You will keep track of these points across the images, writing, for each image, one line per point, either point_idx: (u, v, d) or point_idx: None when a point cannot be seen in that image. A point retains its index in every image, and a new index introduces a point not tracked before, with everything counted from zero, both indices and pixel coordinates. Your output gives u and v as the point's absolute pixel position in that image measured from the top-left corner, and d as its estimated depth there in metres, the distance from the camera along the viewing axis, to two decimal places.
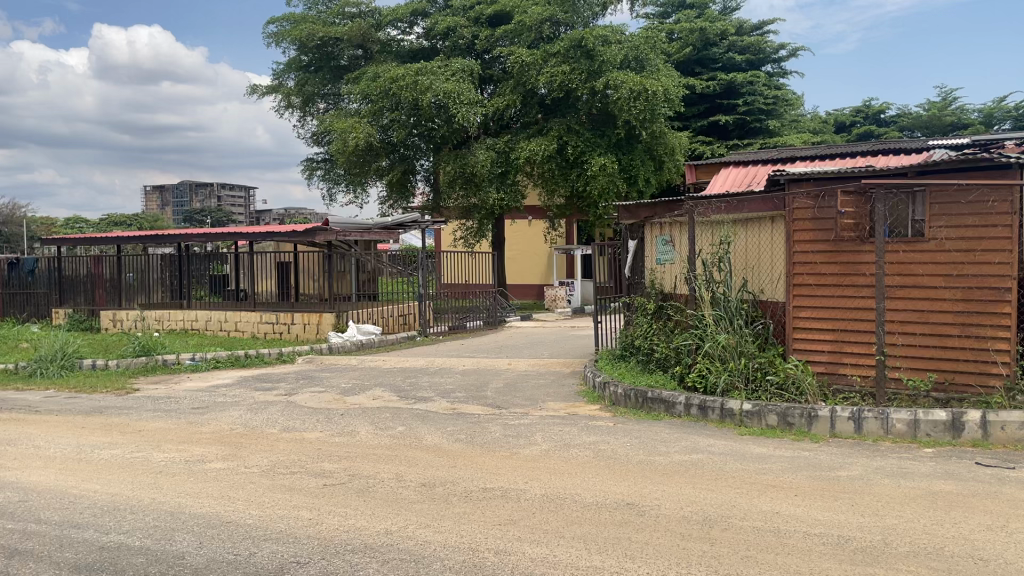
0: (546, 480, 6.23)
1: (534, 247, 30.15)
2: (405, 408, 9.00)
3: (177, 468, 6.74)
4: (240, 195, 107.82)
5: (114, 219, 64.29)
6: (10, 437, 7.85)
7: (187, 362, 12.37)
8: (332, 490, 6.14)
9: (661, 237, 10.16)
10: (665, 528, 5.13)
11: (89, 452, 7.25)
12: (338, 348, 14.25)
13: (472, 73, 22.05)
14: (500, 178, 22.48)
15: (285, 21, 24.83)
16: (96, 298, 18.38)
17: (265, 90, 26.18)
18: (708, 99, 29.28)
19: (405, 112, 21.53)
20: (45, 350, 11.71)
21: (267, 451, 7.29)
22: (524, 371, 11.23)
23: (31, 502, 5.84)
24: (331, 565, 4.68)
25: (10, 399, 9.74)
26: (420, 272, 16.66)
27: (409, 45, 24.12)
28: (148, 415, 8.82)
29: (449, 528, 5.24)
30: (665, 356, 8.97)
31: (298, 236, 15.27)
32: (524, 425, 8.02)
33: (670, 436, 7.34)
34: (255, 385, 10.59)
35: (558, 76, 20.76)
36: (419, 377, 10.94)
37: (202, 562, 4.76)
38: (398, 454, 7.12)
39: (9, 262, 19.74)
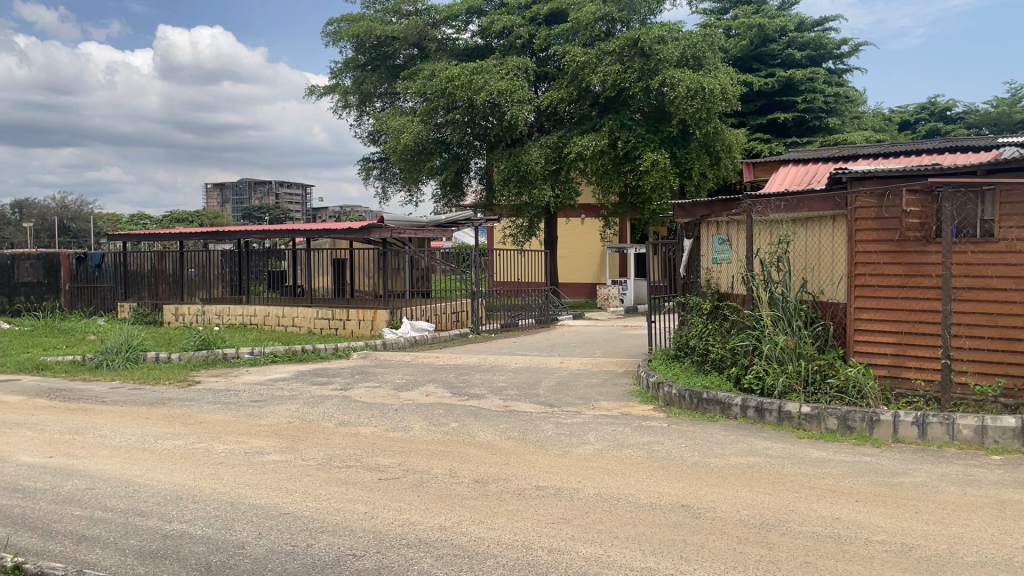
0: (601, 480, 6.19)
1: (588, 246, 30.03)
2: (458, 405, 9.04)
3: (237, 459, 6.89)
4: (298, 193, 110.03)
5: (178, 216, 66.35)
6: (79, 426, 8.12)
7: (246, 355, 12.62)
8: (387, 484, 6.20)
9: (719, 236, 10.01)
10: (721, 531, 5.06)
11: (153, 442, 7.45)
12: (391, 344, 14.37)
13: (527, 71, 22.03)
14: (554, 175, 22.47)
15: (343, 21, 25.19)
16: (159, 292, 18.89)
17: (323, 90, 26.57)
18: (766, 96, 28.83)
19: (459, 111, 21.62)
20: (111, 343, 12.10)
21: (323, 445, 7.40)
22: (577, 370, 11.19)
23: (99, 490, 6.03)
24: (386, 558, 4.73)
25: (79, 388, 10.09)
26: (473, 271, 16.66)
27: (464, 44, 24.21)
28: (209, 407, 9.04)
29: (503, 525, 5.25)
30: (720, 357, 8.84)
31: (354, 233, 15.49)
32: (577, 424, 7.99)
33: (727, 438, 7.24)
34: (311, 379, 10.77)
35: (612, 75, 20.62)
36: (472, 374, 10.98)
37: (262, 552, 4.85)
38: (452, 450, 7.16)
39: (76, 257, 20.17)
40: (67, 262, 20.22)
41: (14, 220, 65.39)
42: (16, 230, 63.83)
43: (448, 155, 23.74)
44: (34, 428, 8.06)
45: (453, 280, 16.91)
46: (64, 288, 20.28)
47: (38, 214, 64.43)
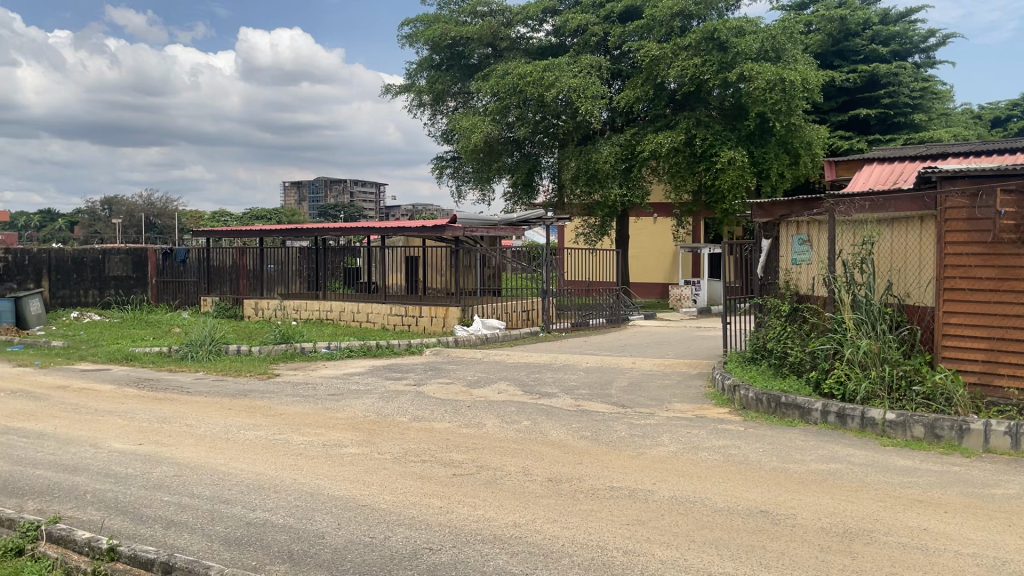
0: (676, 482, 6.11)
1: (659, 246, 29.72)
2: (530, 404, 9.05)
3: (316, 451, 7.05)
4: (372, 192, 112.08)
5: (258, 213, 68.40)
6: (166, 415, 8.43)
7: (323, 350, 12.93)
8: (461, 480, 6.26)
9: (798, 236, 9.79)
10: (802, 538, 4.95)
11: (236, 432, 7.69)
12: (463, 341, 14.49)
13: (601, 69, 21.94)
14: (625, 173, 22.27)
15: (418, 21, 25.46)
16: (240, 287, 19.51)
17: (398, 90, 26.93)
18: (849, 92, 28.06)
19: (531, 108, 21.64)
20: (196, 335, 12.52)
21: (399, 439, 7.51)
22: (649, 371, 11.09)
23: (186, 477, 6.25)
24: (462, 553, 4.77)
25: (165, 379, 10.48)
26: (544, 269, 16.84)
27: (538, 43, 24.29)
28: (289, 399, 9.28)
29: (577, 524, 5.24)
30: (799, 360, 8.63)
31: (429, 231, 15.69)
32: (650, 425, 7.92)
33: (806, 443, 7.07)
34: (386, 374, 10.96)
35: (689, 70, 20.33)
36: (544, 373, 10.99)
37: (341, 543, 4.95)
38: (525, 448, 7.17)
39: (163, 253, 21.03)
40: (154, 257, 20.98)
41: (105, 216, 68.49)
42: (107, 226, 66.91)
43: (519, 155, 24.05)
44: (125, 416, 8.41)
45: (524, 278, 16.95)
46: (151, 282, 20.97)
47: (127, 211, 67.31)
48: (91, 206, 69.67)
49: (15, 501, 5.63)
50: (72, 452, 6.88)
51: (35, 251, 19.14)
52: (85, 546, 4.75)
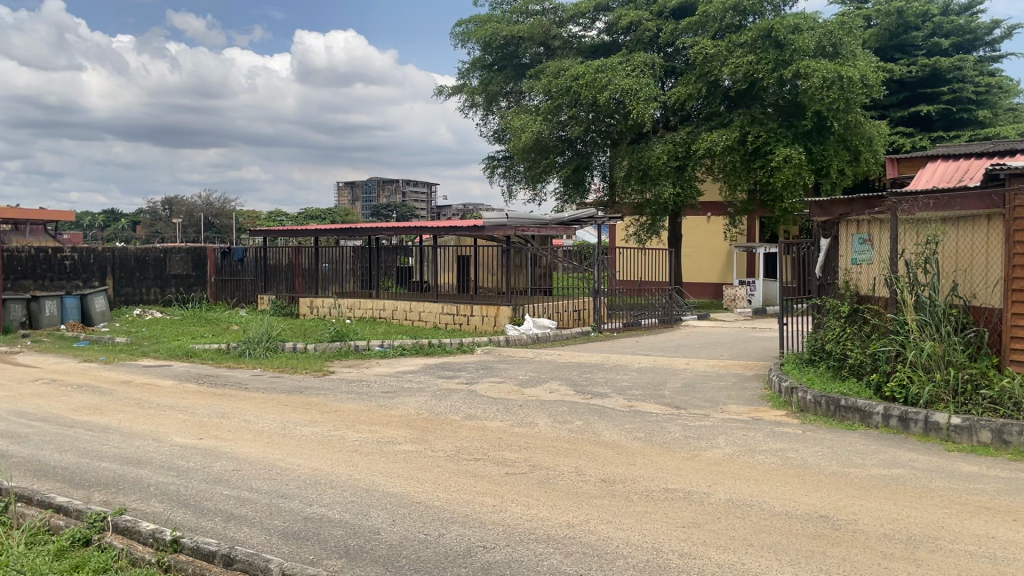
0: (733, 485, 6.02)
1: (712, 245, 29.32)
2: (583, 403, 9.02)
3: (370, 447, 7.13)
4: (423, 192, 113.04)
5: (313, 213, 69.57)
6: (225, 411, 8.61)
7: (377, 348, 13.09)
8: (514, 479, 6.26)
9: (858, 236, 9.60)
10: (865, 545, 4.82)
11: (292, 428, 7.82)
12: (514, 340, 14.50)
13: (654, 66, 21.73)
14: (678, 171, 22.06)
15: (471, 23, 25.57)
16: (296, 286, 19.88)
17: (450, 90, 27.09)
18: (910, 87, 27.39)
19: (583, 108, 21.57)
20: (254, 333, 12.79)
21: (452, 437, 7.55)
22: (702, 372, 10.94)
23: (244, 471, 6.37)
24: (516, 552, 4.77)
25: (224, 375, 10.72)
26: (595, 269, 16.67)
27: (591, 42, 24.25)
28: (343, 396, 9.41)
29: (631, 526, 5.19)
30: (859, 363, 8.42)
31: (479, 231, 15.78)
32: (705, 427, 7.81)
33: (867, 448, 6.90)
34: (438, 372, 11.03)
35: (744, 66, 20.02)
36: (596, 372, 10.95)
37: (396, 539, 4.99)
38: (577, 448, 7.14)
39: (221, 252, 21.56)
40: (212, 256, 21.55)
41: (165, 216, 70.25)
42: (168, 225, 68.71)
43: (571, 153, 24.03)
44: (185, 411, 8.61)
45: (575, 278, 16.78)
46: (210, 281, 21.55)
47: (186, 211, 69.00)
48: (152, 207, 71.58)
49: (82, 492, 5.80)
50: (136, 445, 7.08)
51: (101, 249, 19.46)
52: (149, 537, 4.86)
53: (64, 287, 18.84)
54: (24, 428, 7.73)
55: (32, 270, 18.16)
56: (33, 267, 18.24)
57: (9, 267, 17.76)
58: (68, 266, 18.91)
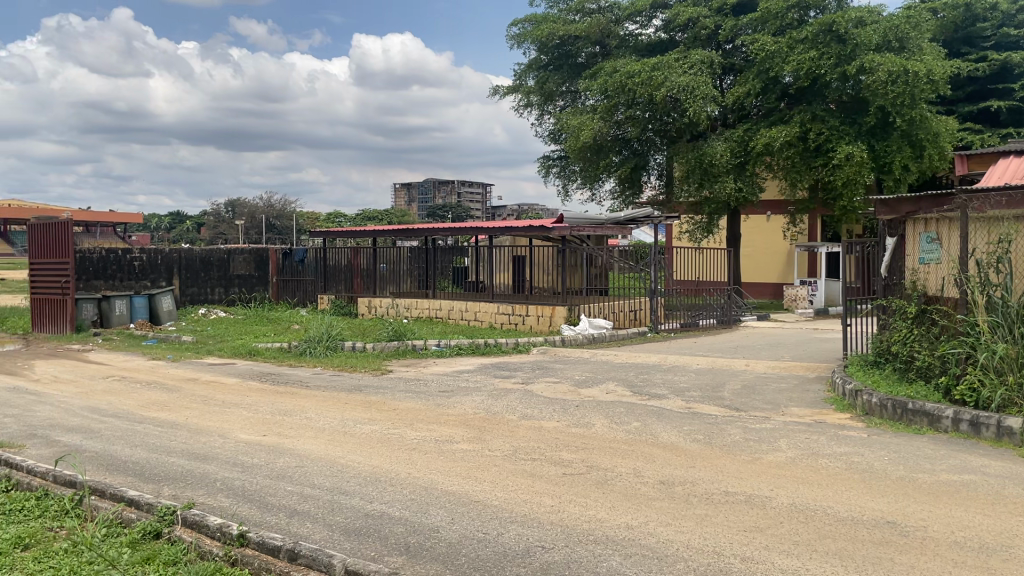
0: (795, 489, 5.91)
1: (772, 245, 28.82)
2: (640, 404, 8.96)
3: (429, 446, 7.20)
4: (478, 193, 113.59)
5: (370, 214, 70.46)
6: (287, 408, 8.79)
7: (434, 348, 13.20)
8: (572, 479, 6.25)
9: (926, 235, 9.38)
10: (934, 552, 4.69)
11: (352, 426, 7.94)
12: (570, 340, 14.48)
13: (712, 63, 21.41)
14: (737, 169, 21.73)
15: (527, 23, 25.56)
16: (355, 286, 20.19)
17: (506, 90, 27.15)
18: (979, 81, 26.57)
19: (640, 106, 21.42)
20: (315, 333, 13.03)
21: (509, 437, 7.58)
22: (763, 374, 10.75)
23: (307, 468, 6.50)
24: (575, 553, 4.76)
25: (285, 373, 10.94)
26: (652, 269, 16.43)
27: (648, 39, 24.08)
28: (401, 395, 9.52)
29: (691, 529, 5.13)
30: (927, 365, 8.18)
31: (535, 229, 15.82)
32: (766, 430, 7.68)
33: (936, 452, 6.70)
34: (494, 372, 11.07)
35: (806, 63, 19.58)
36: (653, 374, 10.85)
37: (456, 537, 5.03)
38: (635, 449, 7.09)
39: (284, 253, 22.09)
40: (275, 257, 22.03)
41: (228, 217, 71.86)
42: (231, 227, 70.43)
43: (628, 152, 23.87)
44: (249, 409, 8.81)
45: (633, 277, 16.61)
46: (272, 281, 21.98)
47: (248, 213, 70.60)
48: (216, 209, 73.28)
49: (153, 486, 5.97)
50: (202, 441, 7.27)
51: (168, 250, 20.08)
52: (217, 531, 4.98)
53: (133, 287, 19.46)
54: (97, 423, 8.02)
55: (103, 270, 18.81)
56: (104, 268, 18.91)
57: (81, 268, 18.44)
58: (137, 267, 19.55)
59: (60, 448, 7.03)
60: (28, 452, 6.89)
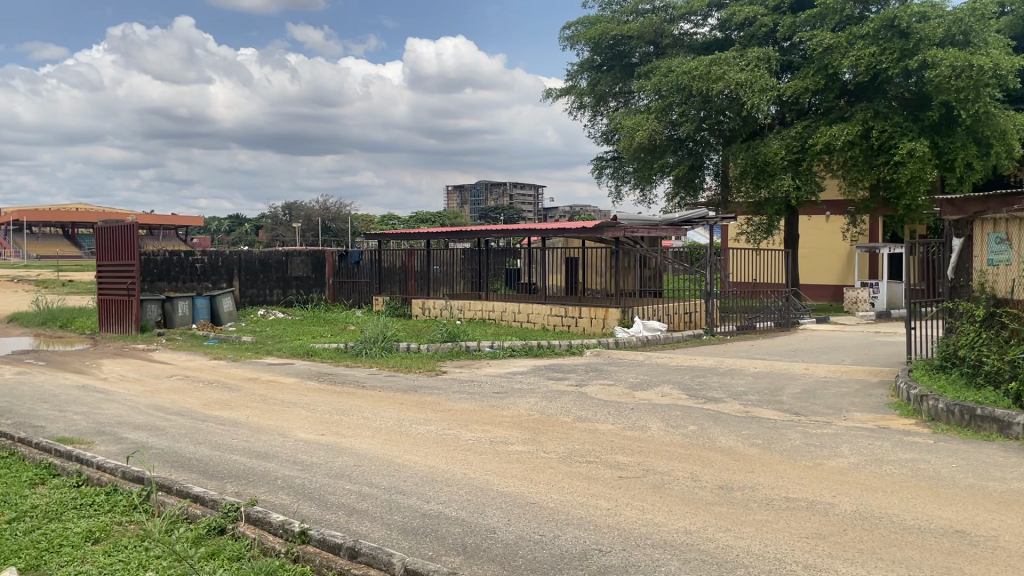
0: (858, 496, 5.77)
1: (830, 246, 28.29)
2: (696, 408, 8.85)
3: (484, 447, 7.22)
4: (530, 194, 113.66)
5: (423, 217, 71.04)
6: (344, 408, 8.91)
7: (487, 349, 13.25)
8: (628, 482, 6.20)
9: (995, 235, 8.96)
10: (1006, 563, 4.53)
11: (408, 426, 8.02)
12: (623, 343, 14.39)
13: (769, 61, 21.07)
14: (795, 167, 21.29)
15: (580, 23, 25.50)
16: (409, 287, 20.44)
17: (559, 93, 27.12)
18: None
19: (695, 104, 21.22)
20: (370, 333, 13.20)
21: (565, 439, 7.56)
22: (823, 378, 10.52)
23: (364, 467, 6.58)
24: (633, 557, 4.72)
25: (342, 373, 11.10)
26: (707, 271, 16.25)
27: (703, 38, 23.85)
28: (456, 396, 9.58)
29: (751, 535, 5.05)
30: (997, 370, 7.92)
31: (586, 232, 15.74)
32: (827, 435, 7.51)
33: (1006, 461, 6.47)
34: (547, 374, 11.06)
35: (866, 58, 19.21)
36: (709, 377, 10.71)
37: (512, 539, 5.03)
38: (692, 454, 7.01)
39: (339, 254, 22.46)
40: (331, 259, 22.44)
41: (285, 220, 73.08)
42: (288, 230, 71.77)
43: (683, 152, 23.62)
44: (306, 408, 8.95)
45: (688, 279, 16.50)
46: (328, 282, 22.29)
47: (305, 216, 71.85)
48: (273, 212, 74.60)
49: (217, 483, 6.11)
50: (263, 440, 7.41)
51: (228, 253, 20.51)
52: (279, 528, 5.06)
53: (195, 287, 19.87)
54: (162, 421, 8.24)
55: (166, 271, 19.14)
56: (168, 269, 19.27)
57: (146, 270, 18.83)
58: (199, 268, 19.96)
59: (128, 444, 7.24)
60: (99, 448, 7.11)
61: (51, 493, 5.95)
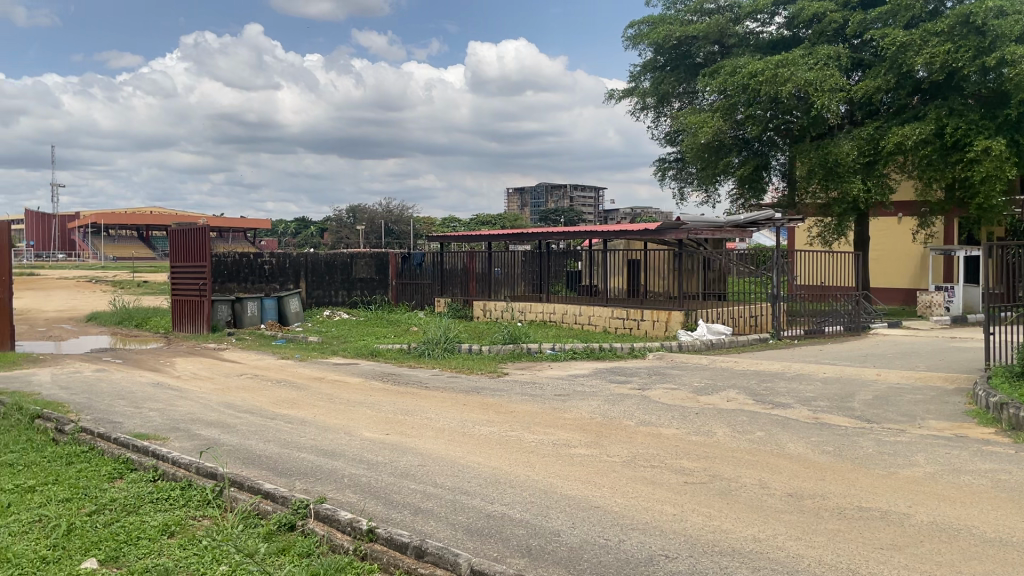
0: (934, 506, 5.58)
1: (903, 249, 27.45)
2: (763, 413, 8.68)
3: (547, 449, 7.21)
4: (591, 195, 113.17)
5: (484, 219, 71.37)
6: (408, 408, 9.01)
7: (548, 351, 13.24)
8: (694, 488, 6.11)
9: None
10: None
11: (472, 427, 8.06)
12: (687, 346, 14.24)
13: (839, 59, 20.57)
14: (866, 168, 20.74)
15: (643, 23, 25.29)
16: (470, 289, 20.57)
17: (621, 94, 26.94)
18: None
19: (761, 105, 20.85)
20: (432, 334, 13.33)
21: (628, 442, 7.50)
22: (896, 384, 10.21)
23: (429, 467, 6.64)
24: (700, 564, 4.66)
25: (405, 374, 11.24)
26: (774, 273, 16.09)
27: (770, 37, 23.42)
28: (519, 397, 9.60)
29: (823, 544, 4.93)
30: None
31: (650, 233, 15.57)
32: (901, 444, 7.28)
33: None
34: (610, 377, 10.98)
35: (940, 56, 18.61)
36: (776, 382, 10.49)
37: (577, 542, 5.01)
38: (760, 460, 6.87)
39: (401, 257, 22.52)
40: (394, 260, 22.55)
41: (350, 222, 74.15)
42: (352, 232, 72.86)
43: (749, 152, 23.24)
44: (371, 408, 9.07)
45: (752, 282, 16.23)
46: (392, 284, 22.43)
47: (368, 218, 72.87)
48: (337, 214, 75.82)
49: (286, 480, 6.24)
50: (330, 438, 7.54)
51: (295, 254, 20.98)
52: (347, 526, 5.14)
53: (264, 288, 20.38)
54: (232, 418, 8.46)
55: (236, 273, 19.66)
56: (238, 271, 19.84)
57: (216, 271, 19.43)
58: (267, 269, 20.45)
59: (200, 441, 7.45)
60: (173, 444, 7.34)
61: (129, 487, 6.15)
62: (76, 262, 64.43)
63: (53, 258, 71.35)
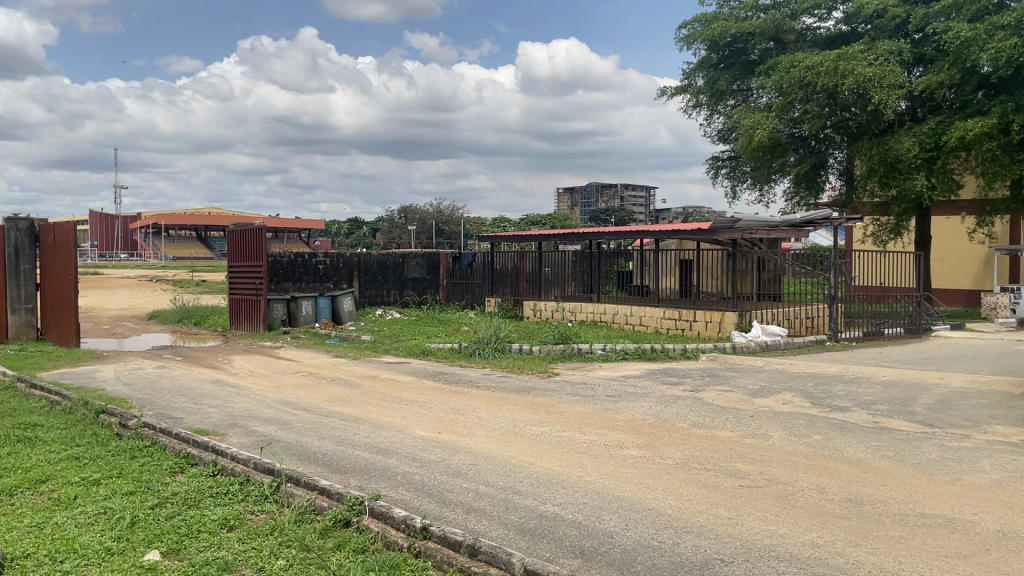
0: (1002, 515, 5.39)
1: (966, 248, 26.63)
2: (821, 417, 8.50)
3: (600, 451, 7.17)
4: (641, 195, 112.28)
5: (533, 219, 71.34)
6: (460, 408, 9.05)
7: (599, 352, 13.18)
8: (750, 491, 6.02)
9: None
10: None
11: (524, 427, 8.06)
12: (741, 348, 14.04)
13: (900, 54, 20.04)
14: (928, 164, 20.17)
15: (697, 22, 25.02)
16: (520, 289, 20.59)
17: (673, 91, 26.70)
18: None
19: (819, 101, 20.42)
20: (483, 334, 13.38)
21: (681, 445, 7.42)
22: (960, 388, 9.88)
23: (481, 466, 6.66)
24: (757, 568, 4.59)
25: (457, 373, 11.29)
26: (831, 273, 15.70)
27: (827, 33, 23.00)
28: (570, 398, 9.56)
29: (884, 551, 4.81)
30: None
31: (702, 233, 15.39)
32: (967, 449, 7.06)
33: None
34: (662, 379, 10.87)
35: (1007, 50, 17.97)
36: (834, 385, 10.26)
37: (630, 544, 4.97)
38: (818, 464, 6.73)
39: (452, 257, 22.68)
40: (445, 260, 22.69)
41: (401, 223, 74.86)
42: (403, 233, 73.54)
43: (806, 150, 22.80)
44: (423, 406, 9.14)
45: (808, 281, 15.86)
46: (442, 283, 22.54)
47: (419, 219, 73.48)
48: (389, 215, 76.62)
49: (341, 477, 6.34)
50: (384, 436, 7.62)
51: (348, 254, 21.29)
52: (401, 523, 5.19)
53: (318, 287, 20.76)
54: (288, 415, 8.61)
55: (292, 272, 20.12)
56: (293, 271, 20.27)
57: (273, 271, 19.92)
58: (321, 269, 20.82)
59: (258, 437, 7.60)
60: (231, 440, 7.50)
61: (190, 481, 6.30)
62: (137, 262, 66.37)
63: (117, 258, 73.64)
